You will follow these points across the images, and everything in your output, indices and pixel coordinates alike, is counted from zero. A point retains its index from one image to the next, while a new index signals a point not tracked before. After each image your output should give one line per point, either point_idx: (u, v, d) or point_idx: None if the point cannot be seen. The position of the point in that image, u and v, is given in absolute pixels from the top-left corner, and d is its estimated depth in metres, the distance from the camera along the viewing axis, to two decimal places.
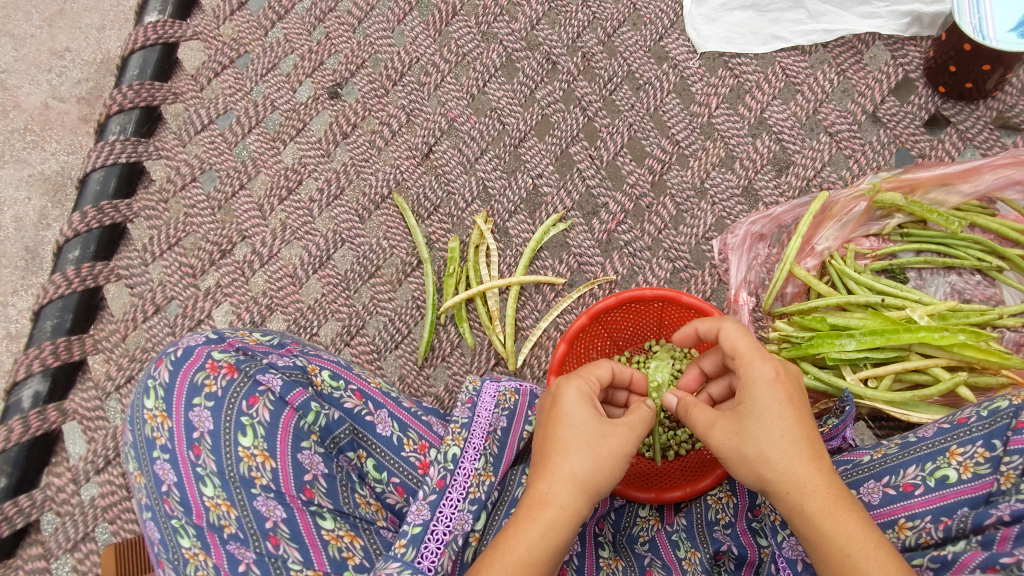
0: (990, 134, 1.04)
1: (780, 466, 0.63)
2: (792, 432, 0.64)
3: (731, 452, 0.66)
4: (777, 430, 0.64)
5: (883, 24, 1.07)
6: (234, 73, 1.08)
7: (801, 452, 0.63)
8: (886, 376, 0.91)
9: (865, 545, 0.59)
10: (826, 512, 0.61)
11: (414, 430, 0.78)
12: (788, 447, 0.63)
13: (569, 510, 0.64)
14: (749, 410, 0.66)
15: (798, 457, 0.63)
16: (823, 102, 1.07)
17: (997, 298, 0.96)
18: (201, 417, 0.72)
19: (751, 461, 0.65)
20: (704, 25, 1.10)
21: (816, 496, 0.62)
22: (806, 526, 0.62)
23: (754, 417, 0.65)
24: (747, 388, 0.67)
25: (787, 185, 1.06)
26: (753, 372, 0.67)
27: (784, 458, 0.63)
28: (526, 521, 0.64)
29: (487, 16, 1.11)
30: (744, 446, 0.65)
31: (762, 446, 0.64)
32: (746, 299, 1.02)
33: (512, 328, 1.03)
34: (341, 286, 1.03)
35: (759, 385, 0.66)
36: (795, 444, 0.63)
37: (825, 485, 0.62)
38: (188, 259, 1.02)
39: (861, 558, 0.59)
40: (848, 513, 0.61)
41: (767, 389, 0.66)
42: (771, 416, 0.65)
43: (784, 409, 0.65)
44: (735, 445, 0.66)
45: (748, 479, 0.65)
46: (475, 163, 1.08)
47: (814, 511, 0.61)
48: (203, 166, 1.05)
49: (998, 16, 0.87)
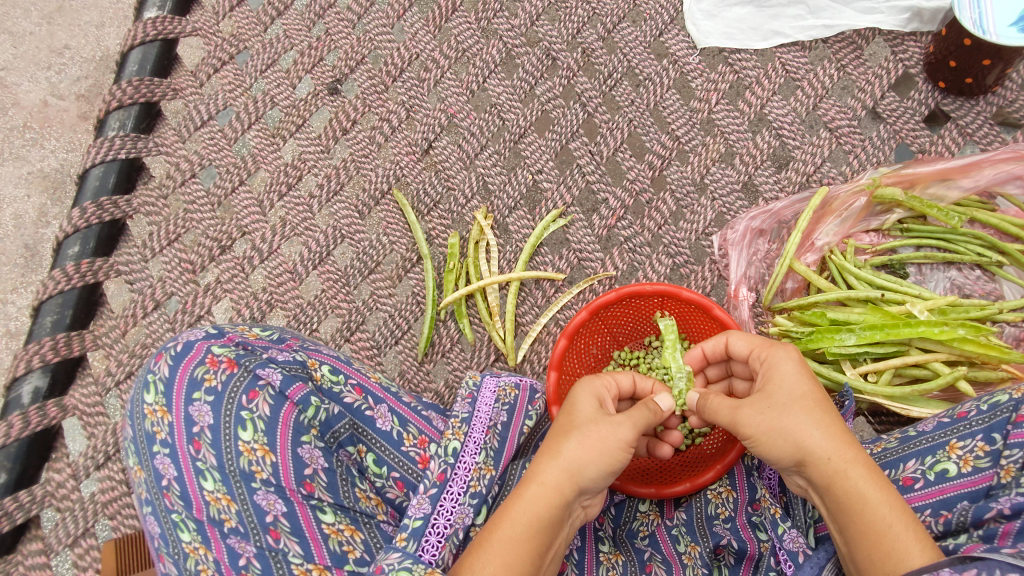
0: (990, 129, 1.03)
1: (820, 442, 0.63)
2: (824, 409, 0.65)
3: (762, 432, 0.66)
4: (811, 406, 0.65)
5: (882, 19, 1.07)
6: (234, 69, 1.08)
7: (836, 428, 0.64)
8: (885, 371, 0.91)
9: (903, 515, 0.60)
10: (864, 485, 0.62)
11: (414, 425, 0.79)
12: (824, 423, 0.64)
13: (551, 487, 0.65)
14: (778, 389, 0.67)
15: (833, 432, 0.64)
16: (822, 98, 1.07)
17: (997, 293, 0.97)
18: (201, 411, 0.72)
19: (783, 439, 0.65)
20: (704, 20, 1.10)
21: (856, 465, 0.62)
22: (845, 502, 0.62)
23: (784, 398, 0.66)
24: (772, 371, 0.69)
25: (787, 180, 1.06)
26: (777, 356, 0.70)
27: (822, 434, 0.64)
28: (512, 500, 0.65)
29: (487, 12, 1.11)
30: (775, 424, 0.65)
31: (803, 418, 0.65)
32: (746, 294, 1.03)
33: (512, 324, 1.03)
34: (341, 282, 1.02)
35: (787, 366, 0.68)
36: (830, 420, 0.65)
37: (863, 460, 0.63)
38: (188, 256, 1.02)
39: (902, 529, 0.59)
40: (885, 487, 0.62)
41: (792, 366, 0.68)
42: (800, 393, 0.66)
43: (817, 388, 0.67)
44: (762, 424, 0.66)
45: (782, 453, 0.65)
46: (475, 159, 1.07)
47: (854, 485, 0.62)
48: (203, 162, 1.04)
49: (997, 10, 0.87)
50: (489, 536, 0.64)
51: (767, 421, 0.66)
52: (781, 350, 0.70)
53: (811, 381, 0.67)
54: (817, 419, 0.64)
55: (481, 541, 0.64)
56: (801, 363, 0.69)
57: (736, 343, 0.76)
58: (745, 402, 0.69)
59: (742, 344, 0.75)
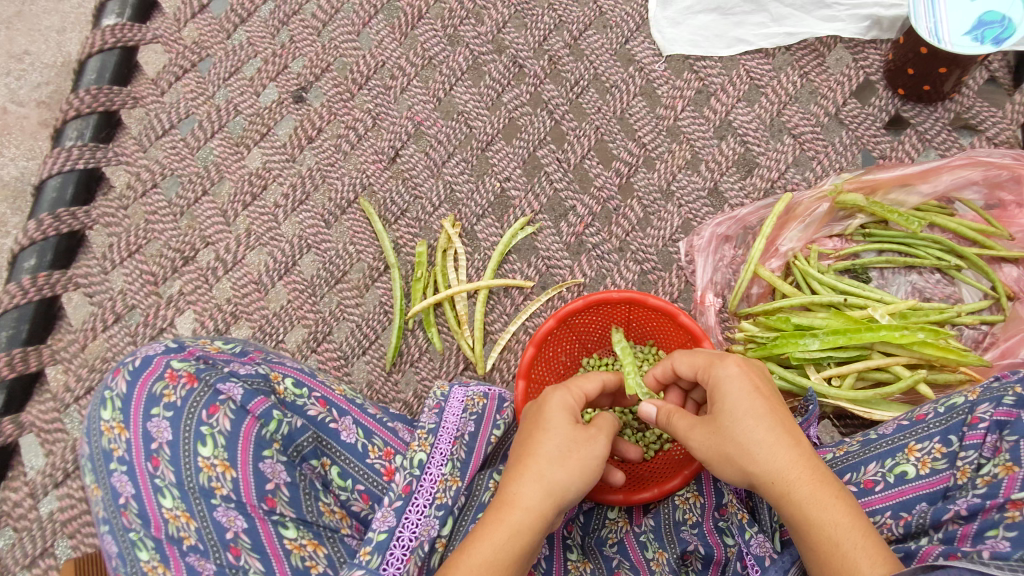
0: (949, 135, 1.05)
1: (762, 462, 0.64)
2: (767, 427, 0.65)
3: (712, 458, 0.68)
4: (752, 425, 0.65)
5: (843, 27, 1.08)
6: (196, 77, 1.06)
7: (780, 446, 0.64)
8: (849, 376, 0.92)
9: (850, 531, 0.60)
10: (810, 504, 0.62)
11: (380, 437, 0.78)
12: (765, 440, 0.65)
13: (532, 510, 0.65)
14: (722, 412, 0.68)
15: (776, 451, 0.64)
16: (786, 105, 1.08)
17: (955, 297, 0.99)
18: (160, 427, 0.71)
19: (730, 463, 0.66)
20: (668, 28, 1.11)
21: (800, 483, 0.63)
22: (795, 522, 0.63)
23: (727, 422, 0.67)
24: (717, 393, 0.69)
25: (753, 186, 1.07)
26: (718, 376, 0.69)
27: (764, 455, 0.64)
28: (493, 523, 0.65)
29: (453, 19, 1.11)
30: (721, 450, 0.67)
31: (740, 438, 0.66)
32: (712, 300, 1.04)
33: (481, 333, 1.03)
34: (307, 292, 1.02)
35: (728, 386, 0.68)
36: (773, 438, 0.65)
37: (807, 476, 0.63)
38: (149, 267, 1.00)
39: (849, 545, 0.59)
40: (833, 502, 0.62)
41: (732, 384, 0.68)
42: (742, 414, 0.66)
43: (757, 402, 0.67)
44: (710, 451, 0.68)
45: (734, 476, 0.67)
46: (442, 167, 1.07)
47: (799, 505, 0.62)
48: (164, 171, 1.03)
49: (952, 20, 0.88)
50: (460, 559, 0.63)
51: (712, 446, 0.67)
52: (718, 368, 0.70)
53: (750, 396, 0.67)
54: (760, 438, 0.65)
55: (453, 560, 0.63)
56: (743, 378, 0.68)
57: (683, 364, 0.75)
58: (696, 425, 0.70)
59: (688, 365, 0.74)
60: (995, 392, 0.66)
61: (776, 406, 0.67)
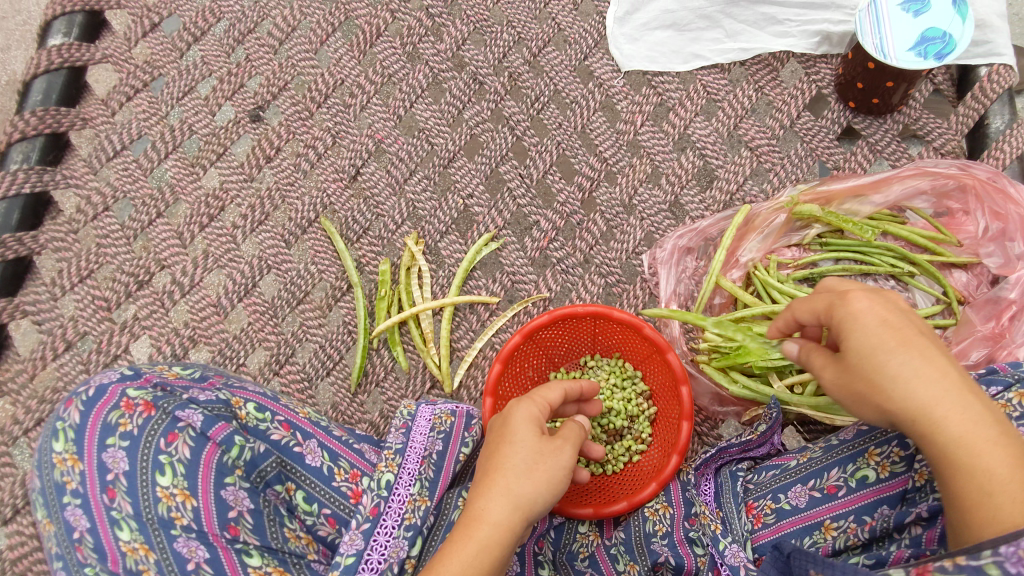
0: (898, 146, 1.08)
1: (901, 401, 0.61)
2: (906, 363, 0.61)
3: (848, 398, 0.66)
4: (890, 363, 0.62)
5: (795, 43, 1.11)
6: (148, 97, 1.04)
7: (921, 381, 0.61)
8: (810, 382, 0.93)
9: (1002, 478, 0.57)
10: (957, 445, 0.59)
11: (346, 459, 0.77)
12: (903, 375, 0.61)
13: (500, 524, 0.64)
14: (852, 352, 0.64)
15: (917, 389, 0.61)
16: (743, 118, 1.10)
17: (910, 302, 1.01)
18: (116, 458, 0.69)
19: (868, 403, 0.64)
20: (626, 44, 1.12)
21: (948, 423, 0.60)
22: (939, 465, 0.60)
23: (859, 361, 0.64)
24: (844, 331, 0.65)
25: (713, 199, 1.08)
26: (848, 313, 0.65)
27: (904, 392, 0.61)
28: (462, 540, 0.64)
29: (413, 37, 1.11)
30: (856, 390, 0.65)
31: (875, 376, 0.63)
32: (676, 311, 1.04)
33: (447, 350, 1.03)
34: (268, 313, 1.00)
35: (862, 323, 0.64)
36: (920, 371, 0.61)
37: (956, 415, 0.60)
38: (101, 292, 0.97)
39: (999, 493, 0.57)
40: (985, 442, 0.58)
41: (865, 321, 0.64)
42: (878, 351, 0.63)
43: (889, 337, 0.63)
44: (846, 390, 0.66)
45: (872, 415, 0.65)
46: (404, 185, 1.07)
47: (944, 445, 0.60)
48: (116, 194, 1.00)
49: (896, 36, 0.91)
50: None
51: (849, 387, 0.66)
52: (841, 306, 0.66)
53: (880, 331, 0.63)
54: (899, 377, 0.61)
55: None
56: (872, 313, 0.65)
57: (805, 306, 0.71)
58: (831, 368, 0.68)
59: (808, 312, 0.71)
60: None
61: (916, 339, 0.63)
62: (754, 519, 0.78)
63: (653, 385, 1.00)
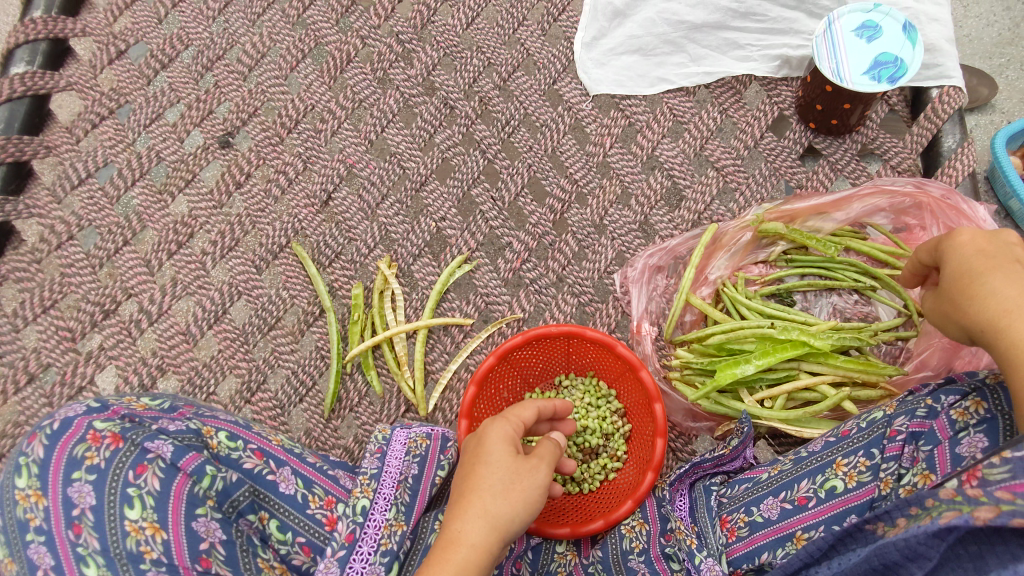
0: (858, 164, 1.12)
1: (977, 307, 0.69)
2: (985, 277, 0.70)
3: (943, 318, 0.75)
4: (969, 280, 0.71)
5: (756, 66, 1.14)
6: (114, 124, 1.04)
7: (996, 291, 0.68)
8: (780, 396, 0.96)
9: None
10: (1016, 337, 0.65)
11: (320, 486, 0.76)
12: (984, 288, 0.69)
13: (477, 546, 0.64)
14: (949, 275, 0.74)
15: (989, 297, 0.68)
16: (708, 139, 1.13)
17: (874, 316, 1.04)
18: (82, 492, 0.66)
19: (957, 317, 0.73)
20: (594, 69, 1.15)
21: (1010, 321, 0.66)
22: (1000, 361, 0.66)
23: (949, 281, 0.74)
24: (950, 258, 0.75)
25: (681, 219, 1.10)
26: (955, 244, 0.75)
27: (978, 301, 0.69)
28: (439, 563, 0.63)
29: (383, 63, 1.12)
30: (946, 309, 0.75)
31: (949, 299, 0.74)
32: (648, 329, 1.05)
33: (421, 373, 1.02)
34: (239, 340, 0.99)
35: (959, 251, 0.74)
36: (1000, 282, 0.68)
37: (1019, 316, 0.65)
38: (65, 322, 0.96)
39: None
40: None
41: (960, 250, 0.74)
42: (962, 271, 0.72)
43: (971, 261, 0.72)
44: (940, 312, 0.76)
45: (963, 330, 0.73)
46: (377, 209, 1.07)
47: (1003, 340, 0.66)
48: (81, 222, 0.99)
49: (851, 61, 0.95)
50: None
51: (943, 306, 0.75)
52: (948, 239, 0.76)
53: (975, 258, 0.72)
54: (979, 288, 0.70)
55: None
56: (971, 245, 0.73)
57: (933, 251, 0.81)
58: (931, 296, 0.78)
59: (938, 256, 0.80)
60: (910, 405, 0.73)
61: (1001, 260, 0.70)
62: (728, 532, 0.79)
63: (626, 403, 1.02)
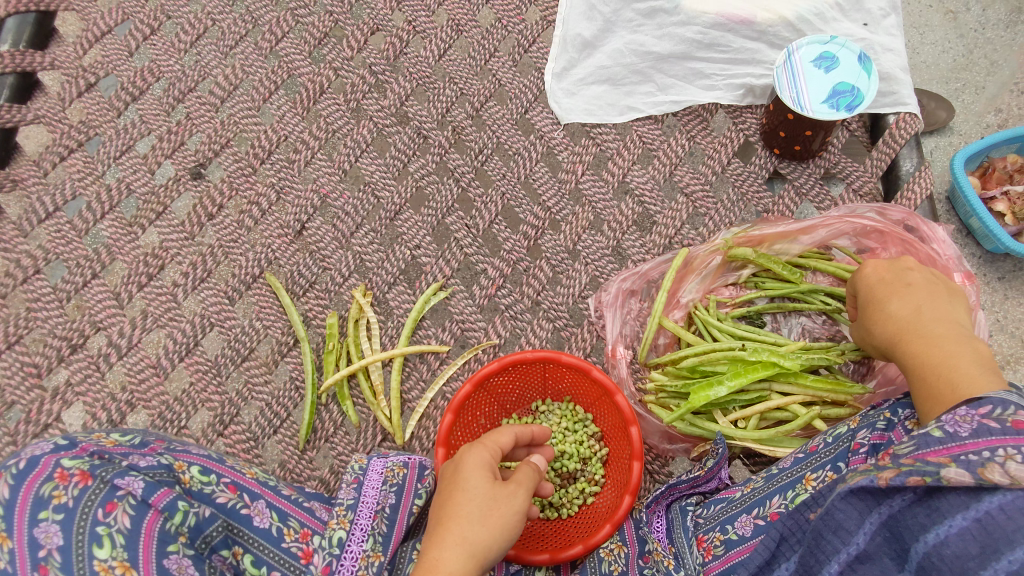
0: (821, 188, 1.14)
1: (884, 331, 0.79)
2: (885, 304, 0.81)
3: (862, 342, 0.85)
4: (873, 308, 0.82)
5: (721, 95, 1.17)
6: (83, 156, 1.03)
7: (894, 317, 0.79)
8: (752, 416, 0.98)
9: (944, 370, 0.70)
10: (917, 354, 0.74)
11: (296, 518, 0.75)
12: (887, 313, 0.80)
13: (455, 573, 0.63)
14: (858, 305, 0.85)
15: (890, 322, 0.79)
16: (676, 166, 1.15)
17: (841, 335, 1.06)
18: (48, 533, 0.65)
19: (870, 341, 0.83)
20: (565, 99, 1.17)
21: (910, 342, 0.76)
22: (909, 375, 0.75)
23: (859, 311, 0.85)
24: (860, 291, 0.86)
25: (652, 244, 1.12)
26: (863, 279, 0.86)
27: (884, 325, 0.80)
28: None
29: (356, 94, 1.13)
30: (863, 335, 0.85)
31: (865, 326, 0.84)
32: (623, 352, 1.06)
33: (397, 402, 1.02)
34: (211, 372, 0.98)
35: (866, 284, 0.85)
36: (897, 308, 0.79)
37: (916, 336, 0.75)
38: (31, 358, 0.94)
39: (939, 378, 0.70)
40: (937, 349, 0.73)
41: (865, 281, 0.85)
42: (868, 300, 0.83)
43: (876, 289, 0.83)
44: (859, 337, 0.86)
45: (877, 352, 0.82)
46: (351, 238, 1.07)
47: (908, 357, 0.75)
48: (48, 256, 0.98)
49: (811, 89, 0.98)
50: None
51: (859, 332, 0.86)
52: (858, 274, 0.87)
53: (877, 287, 0.83)
54: (880, 315, 0.80)
55: None
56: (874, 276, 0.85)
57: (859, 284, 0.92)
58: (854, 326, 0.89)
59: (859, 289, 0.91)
60: (871, 419, 0.76)
61: (899, 288, 0.81)
62: (705, 551, 0.81)
63: (603, 426, 1.02)
